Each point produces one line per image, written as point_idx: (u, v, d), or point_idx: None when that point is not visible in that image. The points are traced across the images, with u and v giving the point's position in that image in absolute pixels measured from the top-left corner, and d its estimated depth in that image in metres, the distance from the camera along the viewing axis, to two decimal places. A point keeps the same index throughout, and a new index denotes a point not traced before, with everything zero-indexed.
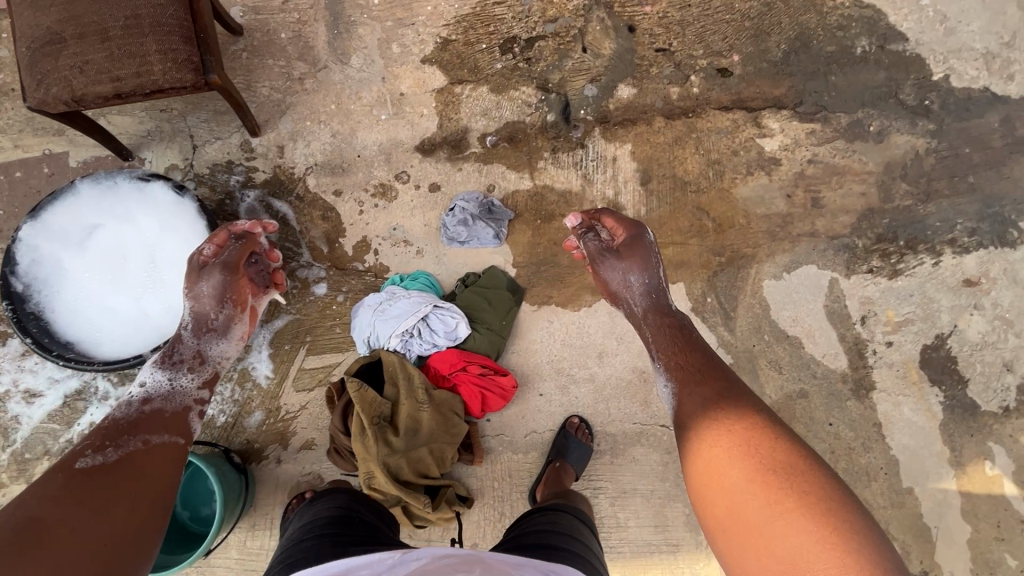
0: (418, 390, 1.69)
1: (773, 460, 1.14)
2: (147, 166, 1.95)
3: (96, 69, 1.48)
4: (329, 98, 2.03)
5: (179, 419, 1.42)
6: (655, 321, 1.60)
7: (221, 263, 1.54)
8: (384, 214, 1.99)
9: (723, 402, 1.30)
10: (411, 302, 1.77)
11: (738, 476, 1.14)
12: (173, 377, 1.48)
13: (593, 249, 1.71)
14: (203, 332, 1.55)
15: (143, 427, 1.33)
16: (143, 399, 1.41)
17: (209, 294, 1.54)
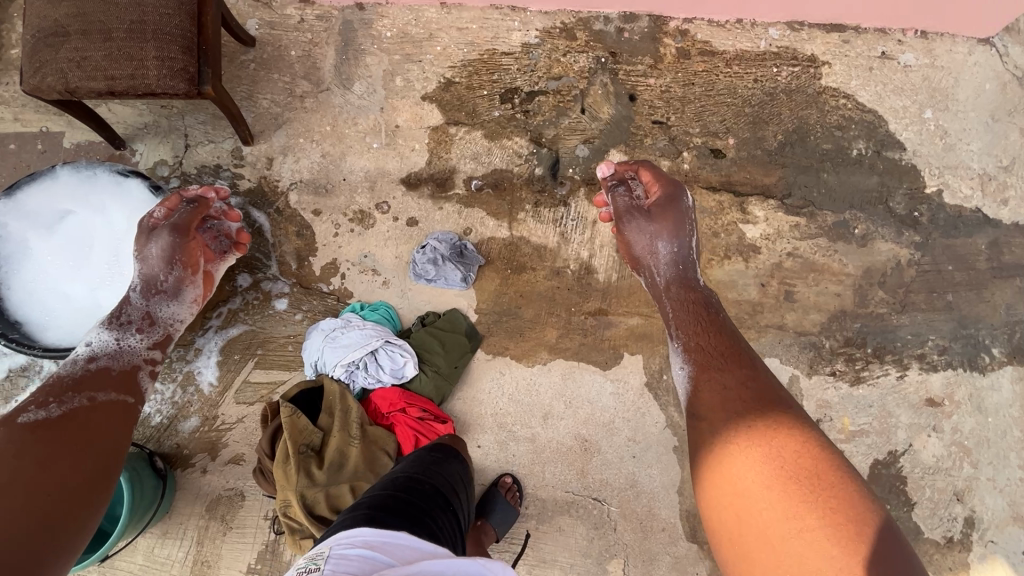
0: (352, 424, 1.68)
1: (794, 466, 1.22)
2: (137, 157, 2.00)
3: (93, 66, 1.53)
4: (325, 120, 2.08)
5: (128, 377, 1.47)
6: (678, 299, 1.70)
7: (173, 225, 1.56)
8: (358, 241, 2.01)
9: (743, 397, 1.38)
10: (363, 334, 1.78)
11: (756, 482, 1.22)
12: (121, 338, 1.51)
13: (621, 207, 1.84)
14: (154, 293, 1.57)
15: (87, 385, 1.38)
16: (88, 357, 1.45)
17: (159, 255, 1.56)
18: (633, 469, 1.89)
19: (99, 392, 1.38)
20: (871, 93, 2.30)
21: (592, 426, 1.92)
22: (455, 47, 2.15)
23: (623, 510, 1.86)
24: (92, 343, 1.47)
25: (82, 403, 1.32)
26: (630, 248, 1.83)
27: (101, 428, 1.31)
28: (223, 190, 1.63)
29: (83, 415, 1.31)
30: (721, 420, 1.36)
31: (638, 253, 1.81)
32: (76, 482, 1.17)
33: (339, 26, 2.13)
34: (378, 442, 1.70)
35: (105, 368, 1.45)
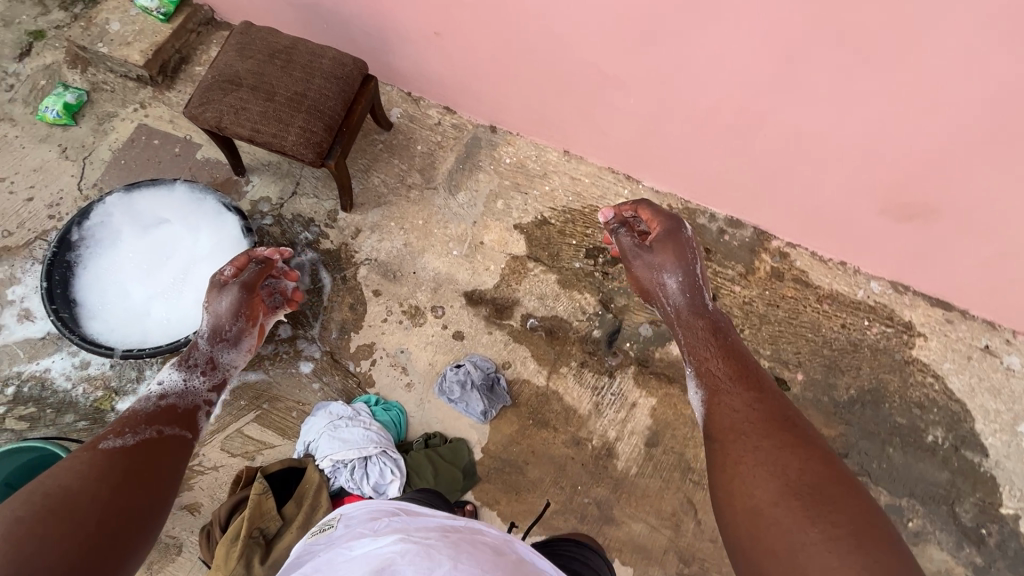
0: (313, 524, 1.59)
1: (801, 484, 1.03)
2: (249, 187, 2.15)
3: (247, 118, 1.70)
4: (421, 214, 2.18)
5: (189, 414, 1.41)
6: (693, 321, 1.53)
7: (243, 282, 1.57)
8: (401, 334, 2.01)
9: (755, 419, 1.21)
10: (365, 435, 1.72)
11: (763, 497, 1.03)
12: (187, 379, 1.48)
13: (626, 245, 1.64)
14: (217, 340, 1.56)
15: (155, 418, 1.34)
16: (160, 394, 1.42)
17: (227, 308, 1.56)
18: None
19: (166, 426, 1.33)
20: (964, 383, 2.14)
21: None
22: (562, 192, 2.24)
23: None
24: (162, 383, 1.45)
25: (152, 435, 1.27)
26: (634, 276, 1.63)
27: (167, 457, 1.23)
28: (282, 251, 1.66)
29: (155, 446, 1.24)
30: (733, 438, 1.18)
31: (638, 279, 1.62)
32: (144, 501, 1.09)
33: (468, 140, 2.29)
34: None
35: (172, 404, 1.40)
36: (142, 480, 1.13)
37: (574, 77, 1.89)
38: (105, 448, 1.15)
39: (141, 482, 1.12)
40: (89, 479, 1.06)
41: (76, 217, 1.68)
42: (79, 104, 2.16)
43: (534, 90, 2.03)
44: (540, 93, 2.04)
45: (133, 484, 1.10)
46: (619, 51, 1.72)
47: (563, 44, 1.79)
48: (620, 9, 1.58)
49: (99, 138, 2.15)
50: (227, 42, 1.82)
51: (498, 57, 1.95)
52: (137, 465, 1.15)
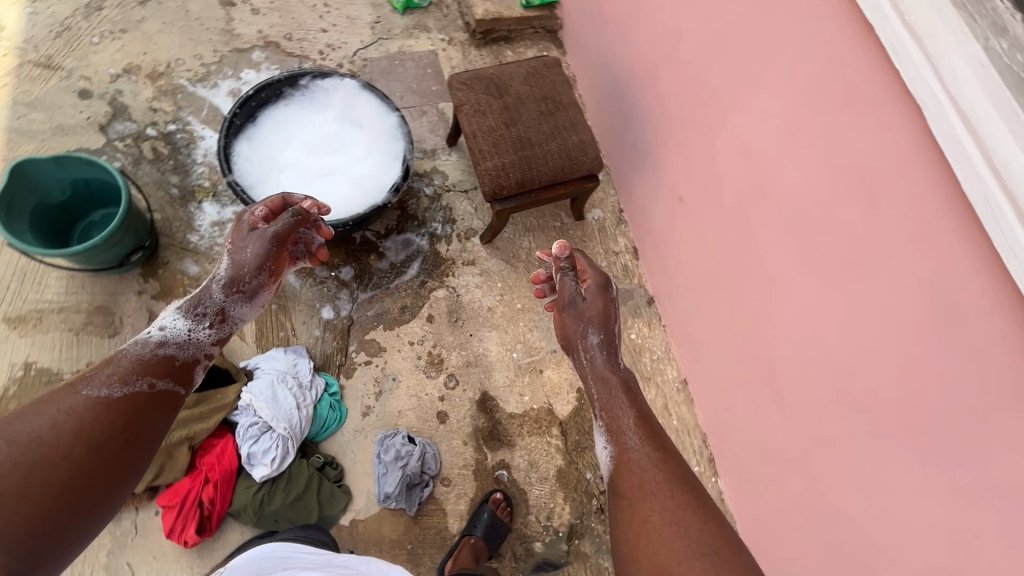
0: (184, 429, 1.59)
1: (713, 553, 1.02)
2: (444, 157, 2.24)
3: (479, 122, 1.74)
4: (525, 301, 2.07)
5: (185, 369, 1.22)
6: (598, 373, 1.38)
7: (270, 232, 1.33)
8: (409, 366, 1.92)
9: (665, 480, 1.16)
10: (291, 410, 1.68)
11: (672, 561, 1.02)
12: (189, 329, 1.26)
13: (565, 293, 1.42)
14: (232, 292, 1.32)
15: (148, 367, 1.15)
16: (159, 341, 1.21)
17: (249, 258, 1.32)
18: None
19: (161, 379, 1.15)
20: None
21: None
22: None
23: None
24: (163, 328, 1.24)
25: (144, 390, 1.11)
26: (560, 323, 1.45)
27: (152, 413, 1.10)
28: (322, 206, 1.40)
29: (144, 403, 1.10)
30: (640, 499, 1.14)
31: (568, 319, 1.42)
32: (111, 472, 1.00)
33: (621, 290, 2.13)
34: (167, 461, 1.57)
35: (170, 354, 1.21)
36: (119, 446, 1.02)
37: (750, 346, 1.63)
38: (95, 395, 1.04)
39: (113, 447, 1.01)
40: (60, 434, 0.96)
41: (317, 72, 1.84)
42: (418, 6, 2.41)
43: (709, 315, 1.81)
44: (712, 323, 1.81)
45: (110, 455, 1.00)
46: (806, 381, 1.43)
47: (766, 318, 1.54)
48: (840, 356, 1.31)
49: (403, 35, 2.37)
50: (529, 61, 1.88)
51: (708, 265, 1.76)
52: (117, 427, 1.04)
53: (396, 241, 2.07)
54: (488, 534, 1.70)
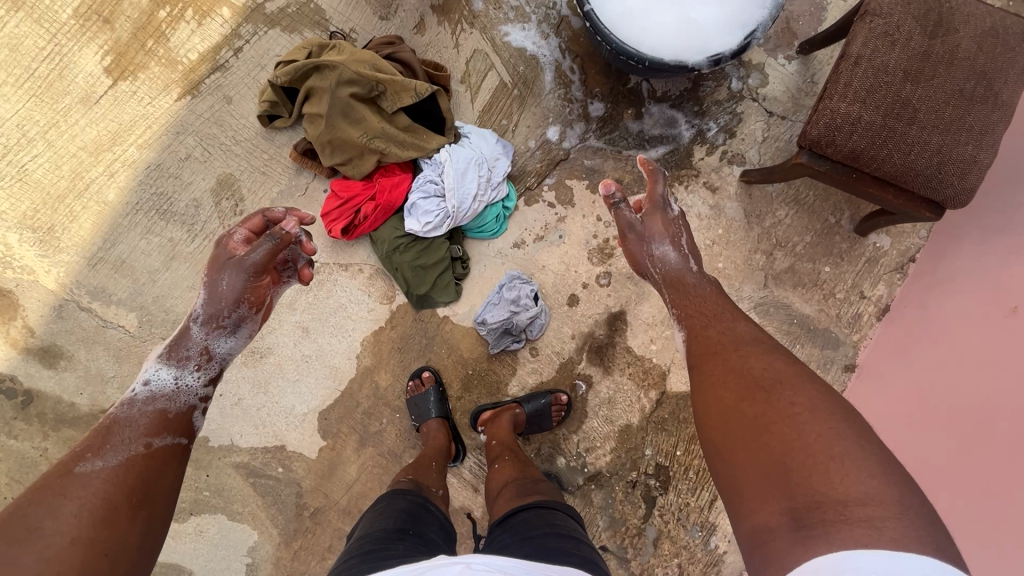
0: (384, 143, 1.60)
1: (764, 378, 1.04)
2: (777, 60, 1.79)
3: (878, 50, 1.26)
4: (730, 266, 1.77)
5: (178, 420, 1.23)
6: (661, 274, 1.41)
7: (248, 261, 1.28)
8: (581, 236, 1.78)
9: (724, 345, 1.17)
10: (468, 197, 1.64)
11: (730, 393, 1.06)
12: (177, 376, 1.28)
13: (624, 219, 1.44)
14: (213, 326, 1.31)
15: (143, 428, 1.16)
16: (147, 397, 1.23)
17: (226, 291, 1.29)
18: None
19: (158, 435, 1.17)
20: None
21: (264, 374, 1.75)
22: None
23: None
24: (148, 384, 1.25)
25: (139, 452, 1.11)
26: (627, 251, 1.47)
27: (154, 469, 1.10)
28: (301, 215, 1.32)
29: (144, 464, 1.10)
30: (711, 361, 1.15)
31: (634, 245, 1.44)
32: (126, 536, 0.99)
33: (830, 335, 1.74)
34: (356, 158, 1.63)
35: (162, 409, 1.22)
36: (130, 506, 1.02)
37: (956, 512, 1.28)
38: (84, 470, 1.03)
39: (123, 513, 1.01)
40: (63, 520, 0.96)
41: None
42: None
43: (923, 442, 1.42)
44: (918, 452, 1.42)
45: (120, 520, 1.00)
46: None
47: (1016, 512, 1.16)
48: None
49: None
50: (1005, 14, 1.29)
51: (975, 399, 1.33)
52: (121, 492, 1.03)
53: (661, 112, 1.79)
54: (533, 415, 1.70)
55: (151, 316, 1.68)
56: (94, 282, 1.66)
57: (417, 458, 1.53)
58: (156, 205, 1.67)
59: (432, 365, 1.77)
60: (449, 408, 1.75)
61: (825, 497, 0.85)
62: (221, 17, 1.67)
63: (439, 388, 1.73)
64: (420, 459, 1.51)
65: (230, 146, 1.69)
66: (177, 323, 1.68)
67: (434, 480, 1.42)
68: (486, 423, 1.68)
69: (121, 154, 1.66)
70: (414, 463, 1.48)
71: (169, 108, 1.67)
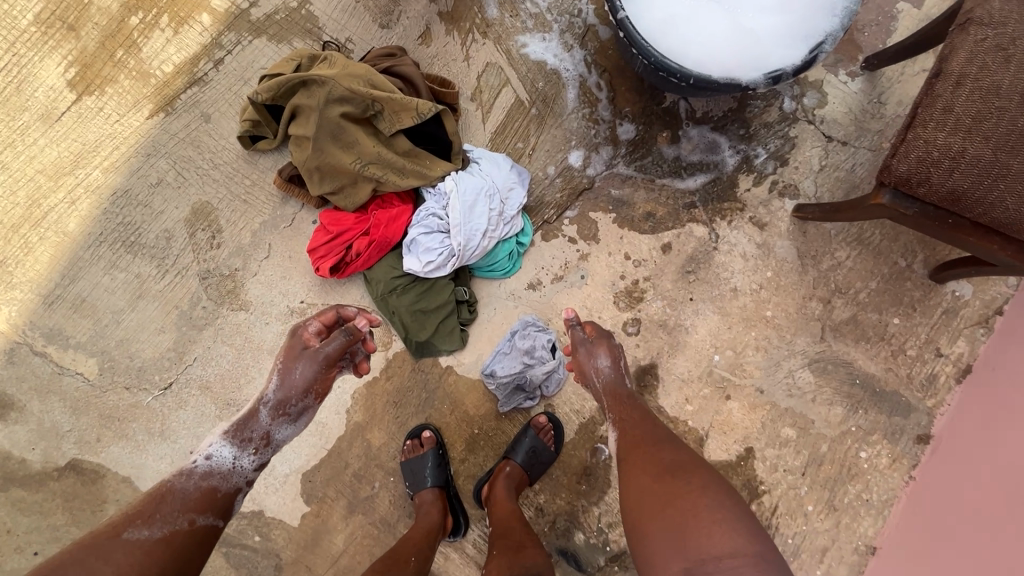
0: (379, 170, 1.39)
1: (670, 459, 1.11)
2: (838, 77, 1.55)
3: (985, 67, 1.02)
4: (779, 314, 1.52)
5: (225, 501, 1.12)
6: (601, 387, 1.32)
7: (321, 354, 1.19)
8: (606, 277, 1.54)
9: (645, 437, 1.19)
10: (477, 233, 1.41)
11: (643, 474, 1.10)
12: (235, 457, 1.18)
13: (576, 336, 1.36)
14: (277, 412, 1.21)
15: (191, 503, 1.06)
16: (203, 473, 1.13)
17: (297, 380, 1.19)
18: (170, 448, 1.51)
19: (202, 513, 1.05)
20: None
21: None
22: (798, 534, 1.47)
23: (124, 413, 1.49)
24: (210, 457, 1.15)
25: (183, 528, 1.00)
26: (575, 364, 1.37)
27: (189, 556, 0.98)
28: (370, 317, 1.21)
29: (182, 545, 0.98)
30: (631, 449, 1.18)
31: (583, 357, 1.34)
32: None
33: (899, 400, 1.48)
34: (348, 187, 1.42)
35: (213, 485, 1.12)
36: None
37: None
38: (130, 539, 0.94)
39: None
40: None
41: None
42: None
43: (974, 562, 1.19)
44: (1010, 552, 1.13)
45: None
46: None
47: None
48: None
49: None
50: None
51: None
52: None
53: (701, 136, 1.55)
54: (527, 462, 1.47)
55: (114, 362, 1.48)
56: (51, 323, 1.46)
57: (397, 547, 1.27)
58: (122, 236, 1.47)
59: (432, 423, 1.54)
60: (449, 471, 1.51)
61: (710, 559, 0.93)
62: (200, 25, 1.47)
63: (439, 451, 1.49)
64: (397, 552, 1.24)
65: (207, 170, 1.49)
66: (143, 371, 1.48)
67: None
68: (488, 499, 1.44)
69: (84, 178, 1.46)
70: (390, 557, 1.21)
71: (140, 127, 1.47)
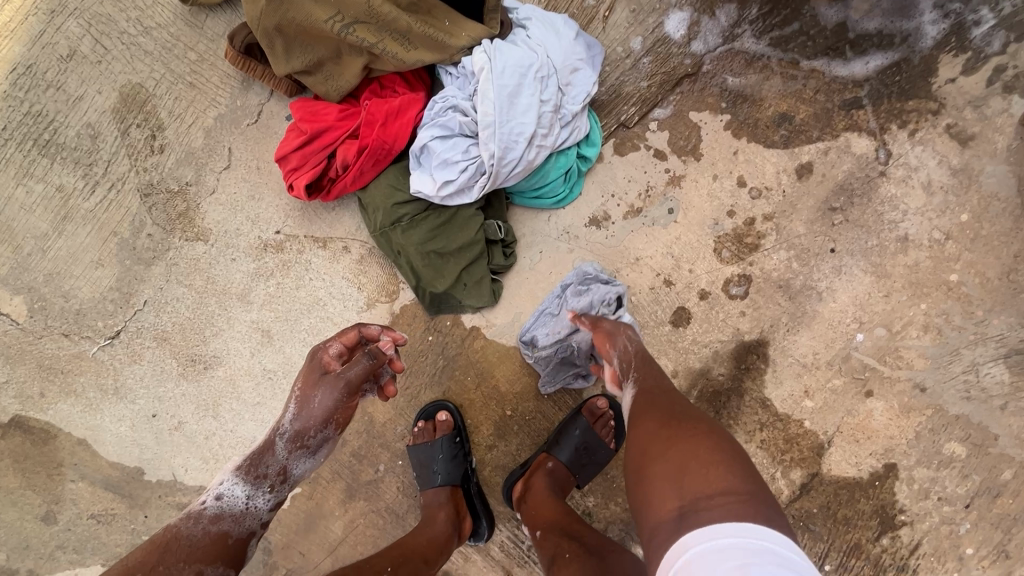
0: (371, 35, 0.90)
1: (675, 405, 0.74)
2: None
3: None
4: (970, 279, 1.00)
5: (240, 553, 0.79)
6: (632, 349, 0.91)
7: (343, 379, 0.84)
8: (707, 211, 1.04)
9: (651, 386, 0.81)
10: (518, 138, 0.92)
11: (639, 421, 0.74)
12: (247, 497, 0.83)
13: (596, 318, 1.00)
14: (294, 446, 0.87)
15: (199, 554, 0.74)
16: (212, 518, 0.80)
17: (315, 411, 0.85)
18: (128, 408, 1.21)
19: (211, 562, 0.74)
20: None
21: (209, 391, 1.18)
22: None
23: (67, 365, 1.18)
24: (220, 498, 0.83)
25: None
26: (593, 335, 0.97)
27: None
28: (396, 334, 0.87)
29: None
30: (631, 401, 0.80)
31: (609, 325, 0.96)
32: None
33: None
34: (327, 63, 0.95)
35: (224, 531, 0.79)
36: None
37: None
38: None
39: None
40: None
41: None
42: None
43: None
44: None
45: None
46: None
47: None
48: None
49: None
50: None
51: None
52: None
53: None
54: (575, 461, 1.09)
55: (46, 302, 1.14)
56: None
57: (373, 556, 0.92)
58: (32, 133, 1.07)
59: (449, 401, 1.16)
60: (469, 463, 1.15)
61: (704, 498, 0.57)
62: None
63: (455, 439, 1.13)
64: (366, 562, 0.89)
65: (136, 38, 1.04)
66: (82, 314, 1.15)
67: None
68: (521, 501, 1.07)
69: None
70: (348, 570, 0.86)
71: None
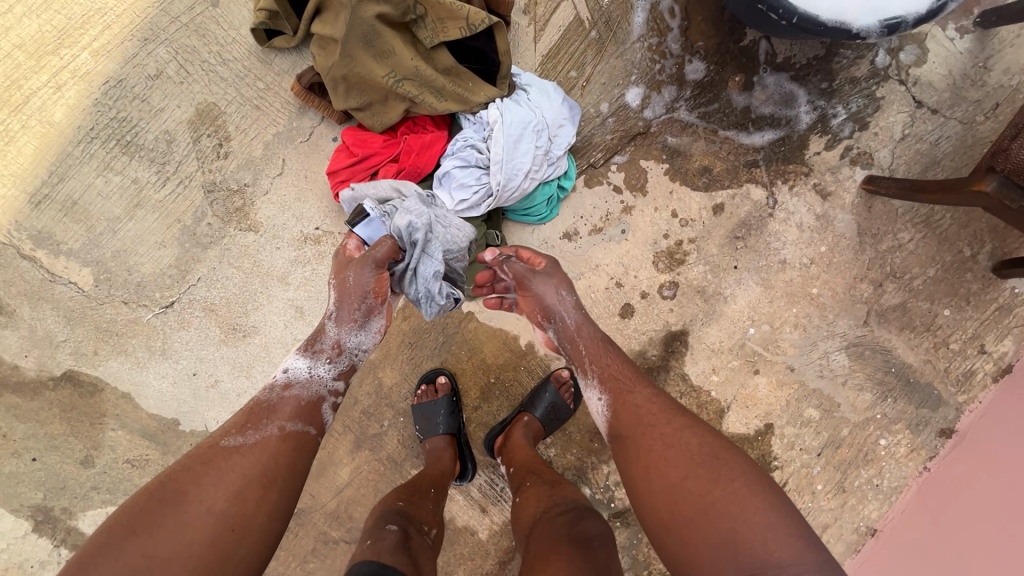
0: (415, 88, 1.22)
1: (699, 455, 0.93)
2: (942, 35, 1.37)
3: None
4: (825, 292, 1.43)
5: (313, 409, 1.06)
6: (573, 323, 1.16)
7: (372, 257, 1.13)
8: (650, 232, 1.42)
9: (654, 419, 1.00)
10: (518, 174, 1.26)
11: (675, 470, 0.92)
12: (309, 367, 1.10)
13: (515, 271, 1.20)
14: (343, 322, 1.14)
15: (281, 411, 1.02)
16: (284, 385, 1.07)
17: (354, 287, 1.13)
18: (171, 367, 1.42)
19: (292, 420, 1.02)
20: None
21: (246, 355, 1.42)
22: (803, 511, 1.46)
23: (122, 328, 1.40)
24: (287, 371, 1.10)
25: (274, 435, 0.97)
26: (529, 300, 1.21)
27: (286, 458, 0.96)
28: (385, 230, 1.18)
29: (277, 451, 0.96)
30: (642, 435, 0.99)
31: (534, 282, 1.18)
32: (249, 520, 0.87)
33: (930, 392, 1.43)
34: (377, 104, 1.25)
35: (296, 395, 1.06)
36: (256, 495, 0.89)
37: None
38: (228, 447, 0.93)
39: (248, 496, 0.88)
40: (205, 489, 0.87)
41: None
42: None
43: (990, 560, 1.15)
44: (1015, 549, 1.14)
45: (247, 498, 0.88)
46: None
47: None
48: None
49: None
50: None
51: None
52: (243, 480, 0.89)
53: (778, 85, 1.39)
54: (546, 417, 1.43)
55: (111, 275, 1.36)
56: (39, 224, 1.33)
57: (417, 481, 1.23)
58: (116, 134, 1.31)
59: (446, 368, 1.48)
60: (461, 420, 1.47)
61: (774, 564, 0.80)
62: None
63: (452, 399, 1.44)
64: (417, 484, 1.19)
65: (214, 67, 1.31)
66: (142, 286, 1.37)
67: (433, 516, 1.10)
68: (502, 448, 1.39)
69: (71, 61, 1.29)
70: (411, 488, 1.17)
71: (140, 8, 1.29)
